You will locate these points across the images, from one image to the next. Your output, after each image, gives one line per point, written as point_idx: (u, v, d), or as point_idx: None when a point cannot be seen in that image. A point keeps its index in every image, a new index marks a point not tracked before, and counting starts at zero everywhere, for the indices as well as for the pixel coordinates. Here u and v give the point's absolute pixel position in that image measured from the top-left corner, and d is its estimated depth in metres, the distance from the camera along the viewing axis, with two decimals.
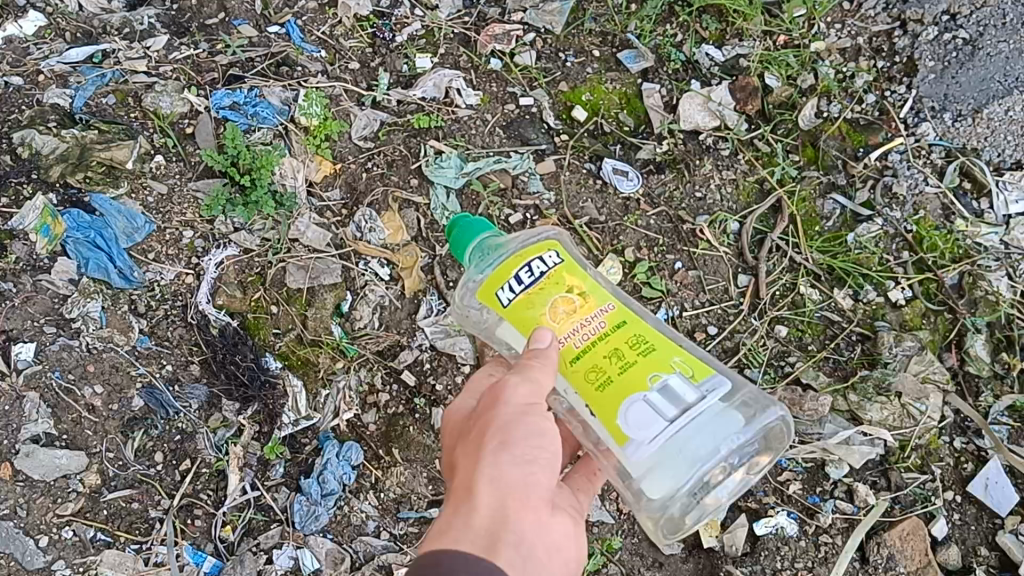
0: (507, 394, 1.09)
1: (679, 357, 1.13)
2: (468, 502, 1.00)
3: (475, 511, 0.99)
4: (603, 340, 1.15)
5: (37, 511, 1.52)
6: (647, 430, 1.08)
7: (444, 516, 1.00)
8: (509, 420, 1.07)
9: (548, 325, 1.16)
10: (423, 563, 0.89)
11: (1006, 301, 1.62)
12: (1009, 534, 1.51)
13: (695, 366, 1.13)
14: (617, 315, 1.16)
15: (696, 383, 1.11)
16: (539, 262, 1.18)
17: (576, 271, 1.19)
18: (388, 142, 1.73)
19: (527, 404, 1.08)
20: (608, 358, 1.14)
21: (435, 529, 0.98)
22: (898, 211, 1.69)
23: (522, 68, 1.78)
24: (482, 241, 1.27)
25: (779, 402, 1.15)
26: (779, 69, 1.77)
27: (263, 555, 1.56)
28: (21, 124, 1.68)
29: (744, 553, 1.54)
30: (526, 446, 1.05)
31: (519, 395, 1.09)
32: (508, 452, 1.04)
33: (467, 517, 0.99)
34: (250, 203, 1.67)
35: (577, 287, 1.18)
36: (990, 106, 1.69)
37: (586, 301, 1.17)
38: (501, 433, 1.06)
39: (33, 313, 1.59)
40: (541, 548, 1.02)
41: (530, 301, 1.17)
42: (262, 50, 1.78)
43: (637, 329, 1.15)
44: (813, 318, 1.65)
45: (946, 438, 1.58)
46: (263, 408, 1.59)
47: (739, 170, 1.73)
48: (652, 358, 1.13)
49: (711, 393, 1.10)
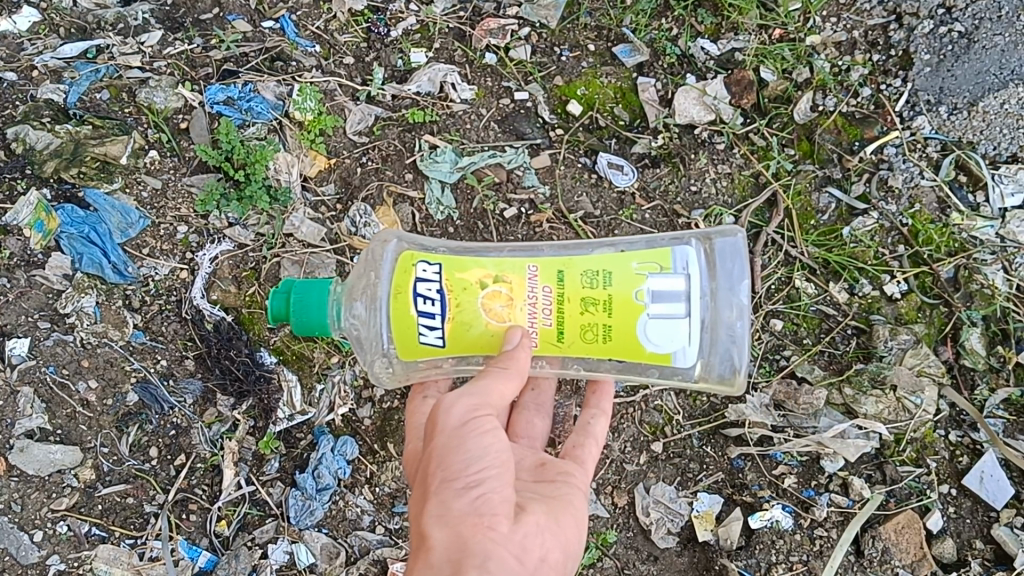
0: (443, 417, 1.07)
1: (633, 262, 1.13)
2: (427, 540, 1.02)
3: (433, 549, 1.01)
4: (563, 300, 1.13)
5: (31, 506, 1.52)
6: (677, 337, 1.12)
7: (411, 559, 1.04)
8: (449, 444, 1.06)
9: (500, 327, 1.14)
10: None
11: (1001, 294, 1.62)
12: (1004, 527, 1.52)
13: (653, 258, 1.14)
14: (549, 273, 1.14)
15: (669, 270, 1.13)
16: (425, 284, 1.14)
17: (464, 263, 1.15)
18: (383, 137, 1.73)
19: (466, 421, 1.06)
20: (587, 312, 1.13)
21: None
22: (894, 204, 1.69)
23: (517, 63, 1.78)
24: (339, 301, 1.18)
25: (731, 233, 1.22)
26: (775, 63, 1.76)
27: (257, 550, 1.56)
28: (16, 120, 1.67)
29: (739, 546, 1.54)
30: (471, 469, 1.04)
31: (455, 417, 1.07)
32: (452, 480, 1.04)
33: (428, 557, 1.01)
34: (244, 198, 1.66)
35: (487, 277, 1.14)
36: (986, 99, 1.69)
37: (511, 282, 1.14)
38: (443, 462, 1.05)
39: (27, 309, 1.58)
40: (515, 557, 1.03)
41: (462, 316, 1.14)
42: (257, 45, 1.78)
43: (579, 266, 1.14)
44: (808, 312, 1.65)
45: (941, 431, 1.58)
46: (257, 403, 1.59)
47: (734, 164, 1.73)
48: (618, 285, 1.13)
49: (687, 267, 1.13)
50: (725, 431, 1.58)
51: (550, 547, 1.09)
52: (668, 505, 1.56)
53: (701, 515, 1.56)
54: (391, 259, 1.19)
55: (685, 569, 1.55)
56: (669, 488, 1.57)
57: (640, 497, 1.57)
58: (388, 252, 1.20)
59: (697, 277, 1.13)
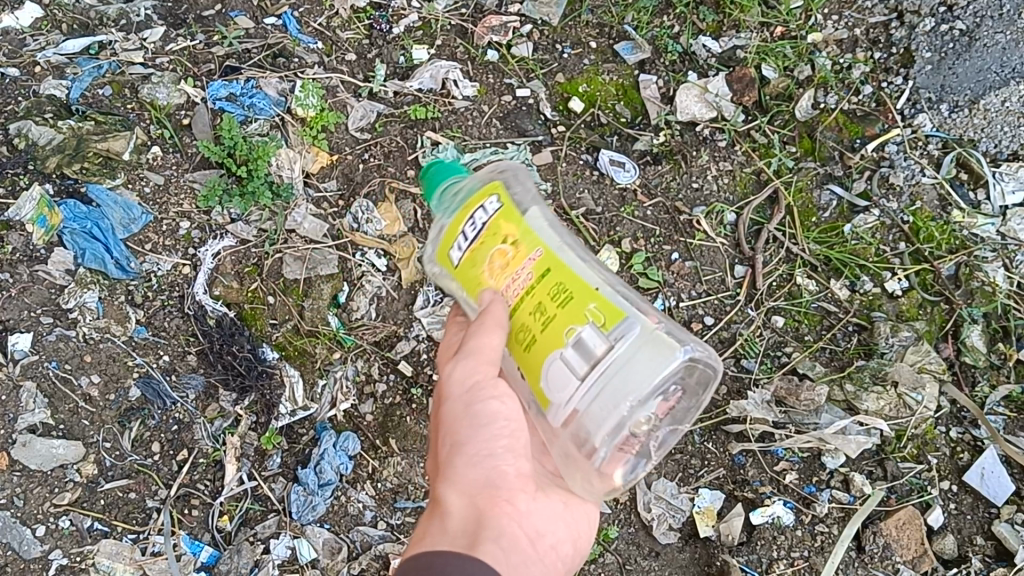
0: (449, 384, 1.11)
1: (594, 302, 1.03)
2: (444, 509, 1.06)
3: (449, 517, 1.05)
4: (528, 295, 1.08)
5: (34, 501, 1.53)
6: (563, 392, 1.03)
7: (423, 524, 1.07)
8: (459, 412, 1.10)
9: (487, 280, 1.12)
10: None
11: (1002, 292, 1.63)
12: (1004, 524, 1.52)
13: (609, 312, 1.02)
14: (541, 266, 1.07)
15: (608, 332, 1.01)
16: (480, 209, 1.12)
17: (514, 215, 1.10)
18: (385, 134, 1.73)
19: (472, 386, 1.10)
20: (532, 314, 1.07)
21: (417, 541, 1.04)
22: (895, 202, 1.69)
23: (519, 60, 1.79)
24: (446, 189, 1.18)
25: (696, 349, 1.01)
26: (776, 60, 1.76)
27: (259, 545, 1.55)
28: (19, 116, 1.69)
29: (741, 542, 1.55)
30: (481, 440, 1.08)
31: (460, 382, 1.10)
32: (465, 450, 1.08)
33: (444, 523, 1.05)
34: (246, 194, 1.67)
35: (510, 236, 1.10)
36: (987, 97, 1.69)
37: (518, 252, 1.09)
38: (454, 432, 1.09)
39: (30, 304, 1.59)
40: (525, 533, 1.06)
41: (475, 256, 1.12)
42: (259, 42, 1.78)
43: (561, 276, 1.06)
44: (809, 309, 1.65)
45: (942, 428, 1.58)
46: (260, 398, 1.59)
47: (736, 161, 1.73)
48: (570, 307, 1.04)
49: (620, 341, 1.00)
50: (727, 427, 1.58)
51: (561, 536, 1.12)
52: (670, 501, 1.56)
53: (702, 511, 1.56)
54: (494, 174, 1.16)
55: (687, 565, 1.55)
56: (670, 484, 1.57)
57: (641, 493, 1.57)
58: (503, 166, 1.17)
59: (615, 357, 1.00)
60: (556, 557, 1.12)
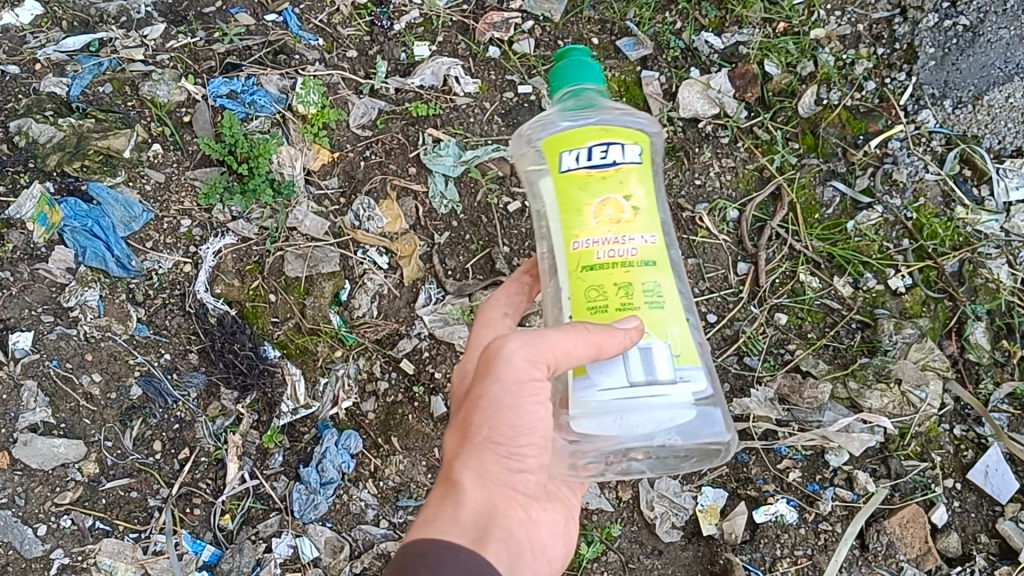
0: (500, 370, 1.03)
1: (679, 328, 1.07)
2: (459, 495, 1.04)
3: (462, 506, 1.03)
4: (624, 265, 1.07)
5: (36, 500, 1.53)
6: (607, 378, 1.04)
7: (433, 502, 1.04)
8: (503, 401, 1.04)
9: (587, 217, 1.08)
10: (406, 554, 0.94)
11: (1006, 288, 1.62)
12: (1009, 521, 1.51)
13: (686, 348, 1.07)
14: (651, 251, 1.08)
15: (678, 367, 1.06)
16: (620, 149, 1.09)
17: (644, 179, 1.10)
18: (386, 131, 1.72)
19: (525, 379, 1.03)
20: (617, 287, 1.07)
21: (423, 520, 1.01)
22: (898, 198, 1.68)
23: (521, 56, 1.78)
24: (584, 94, 1.15)
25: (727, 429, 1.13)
26: (779, 56, 1.76)
27: (262, 543, 1.55)
28: (19, 113, 1.69)
29: (744, 540, 1.54)
30: (515, 440, 1.06)
31: (515, 369, 1.03)
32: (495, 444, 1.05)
33: (455, 510, 1.03)
34: (248, 191, 1.66)
35: (635, 201, 1.09)
36: (991, 93, 1.68)
37: (632, 221, 1.08)
38: (492, 421, 1.04)
39: (31, 302, 1.59)
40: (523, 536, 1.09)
41: (590, 187, 1.09)
42: (260, 39, 1.78)
43: (660, 275, 1.08)
44: (813, 306, 1.64)
45: (946, 425, 1.57)
46: (262, 397, 1.58)
47: (739, 158, 1.72)
48: (657, 309, 1.07)
49: (682, 380, 1.06)
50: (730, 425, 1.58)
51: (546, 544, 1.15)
52: (673, 498, 1.55)
53: (705, 508, 1.55)
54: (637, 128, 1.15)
55: (691, 563, 1.55)
56: (673, 482, 1.56)
57: (645, 491, 1.56)
58: (644, 121, 1.16)
59: (669, 391, 1.05)
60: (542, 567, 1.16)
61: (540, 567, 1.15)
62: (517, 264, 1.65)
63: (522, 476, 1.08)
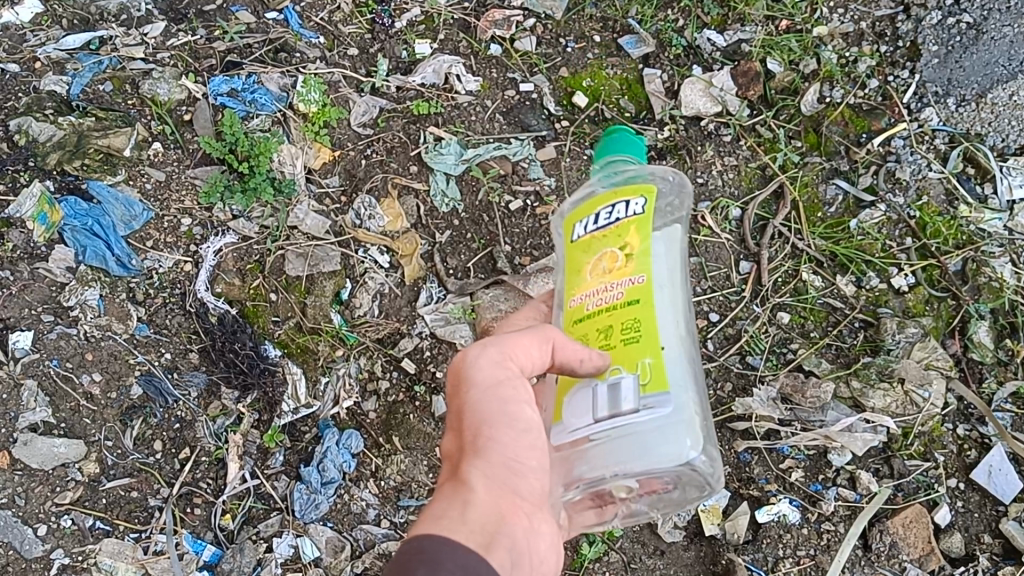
0: (472, 371, 1.04)
1: (653, 359, 1.02)
2: (464, 495, 0.98)
3: (467, 506, 0.97)
4: (608, 312, 1.07)
5: (36, 500, 1.52)
6: (577, 420, 1.05)
7: (437, 507, 0.98)
8: (487, 402, 1.03)
9: (585, 274, 1.11)
10: (407, 550, 0.87)
11: (1010, 287, 1.61)
12: (1013, 522, 1.50)
13: (657, 376, 1.02)
14: (636, 293, 1.06)
15: (642, 394, 1.01)
16: (624, 206, 1.10)
17: (646, 229, 1.08)
18: (388, 129, 1.72)
19: (498, 383, 1.04)
20: (599, 333, 1.07)
21: (428, 518, 0.95)
22: (901, 196, 1.67)
23: (522, 54, 1.78)
24: (612, 160, 1.16)
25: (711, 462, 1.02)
26: (782, 54, 1.75)
27: (262, 544, 1.54)
28: (18, 111, 1.68)
29: (746, 540, 1.54)
30: (511, 439, 1.02)
31: (486, 371, 1.04)
32: (489, 443, 1.01)
33: (461, 510, 0.96)
34: (249, 190, 1.66)
35: (629, 249, 1.08)
36: (995, 90, 1.67)
37: (624, 267, 1.07)
38: (479, 420, 1.02)
39: (31, 302, 1.59)
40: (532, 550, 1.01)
41: (591, 246, 1.11)
42: (261, 37, 1.78)
43: (642, 313, 1.05)
44: (815, 305, 1.63)
45: (949, 425, 1.57)
46: (262, 396, 1.58)
47: (741, 156, 1.72)
48: (634, 346, 1.04)
49: (646, 409, 1.01)
50: (732, 425, 1.58)
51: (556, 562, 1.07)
52: None
53: (707, 509, 1.54)
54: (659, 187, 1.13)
55: (692, 564, 1.54)
56: None
57: None
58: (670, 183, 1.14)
59: (630, 421, 1.01)
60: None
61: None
62: (518, 263, 1.65)
63: (525, 481, 1.03)
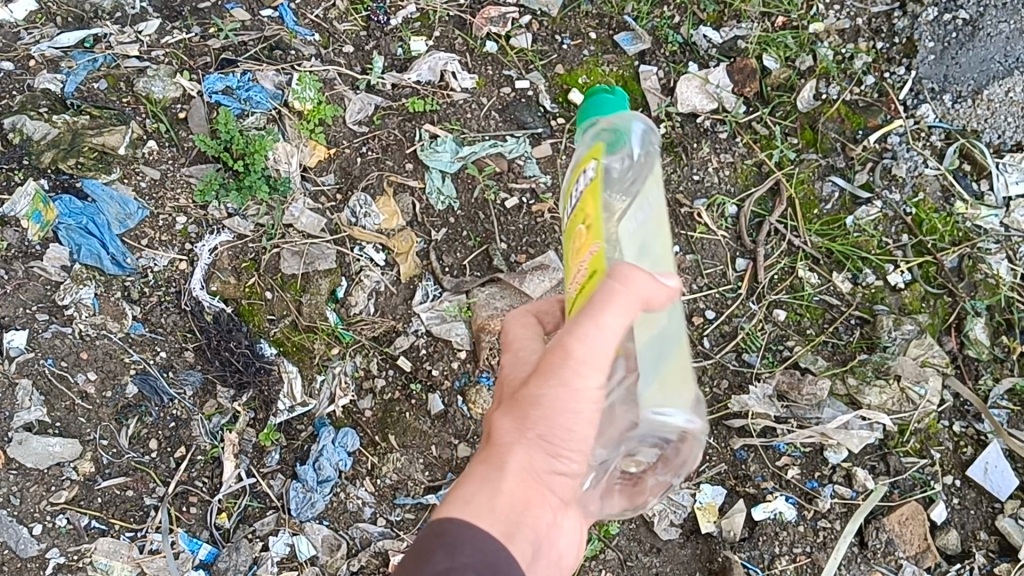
0: (571, 362, 0.90)
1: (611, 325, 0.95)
2: (498, 480, 0.94)
3: (500, 494, 0.93)
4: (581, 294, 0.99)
5: (30, 499, 1.52)
6: None
7: (468, 483, 0.94)
8: (565, 402, 0.92)
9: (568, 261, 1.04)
10: (432, 531, 0.86)
11: (1006, 284, 1.61)
12: (1009, 518, 1.50)
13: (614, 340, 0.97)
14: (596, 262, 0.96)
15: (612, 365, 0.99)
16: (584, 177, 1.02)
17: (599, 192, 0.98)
18: (383, 127, 1.71)
19: (587, 384, 0.91)
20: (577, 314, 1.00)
21: (457, 496, 0.92)
22: (897, 193, 1.67)
23: (518, 51, 1.77)
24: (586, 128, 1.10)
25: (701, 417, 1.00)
26: (778, 51, 1.75)
27: (258, 542, 1.53)
28: (12, 109, 1.67)
29: (743, 538, 1.53)
30: (568, 444, 0.94)
31: (586, 370, 0.91)
32: (547, 443, 0.94)
33: (492, 496, 0.93)
34: (243, 188, 1.65)
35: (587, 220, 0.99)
36: (991, 87, 1.68)
37: (585, 240, 0.99)
38: (558, 421, 0.93)
39: (25, 301, 1.58)
40: (549, 545, 0.99)
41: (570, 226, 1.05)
42: (255, 34, 1.77)
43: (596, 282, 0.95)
44: (811, 302, 1.63)
45: (946, 422, 1.57)
46: (258, 395, 1.57)
47: (737, 153, 1.72)
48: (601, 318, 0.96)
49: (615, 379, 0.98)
50: (729, 422, 1.57)
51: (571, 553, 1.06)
52: (671, 496, 1.54)
53: (704, 506, 1.54)
54: (627, 136, 1.05)
55: (689, 561, 1.54)
56: None
57: None
58: (628, 135, 1.05)
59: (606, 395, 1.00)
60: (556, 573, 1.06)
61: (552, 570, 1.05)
62: (514, 261, 1.65)
63: (561, 482, 0.97)
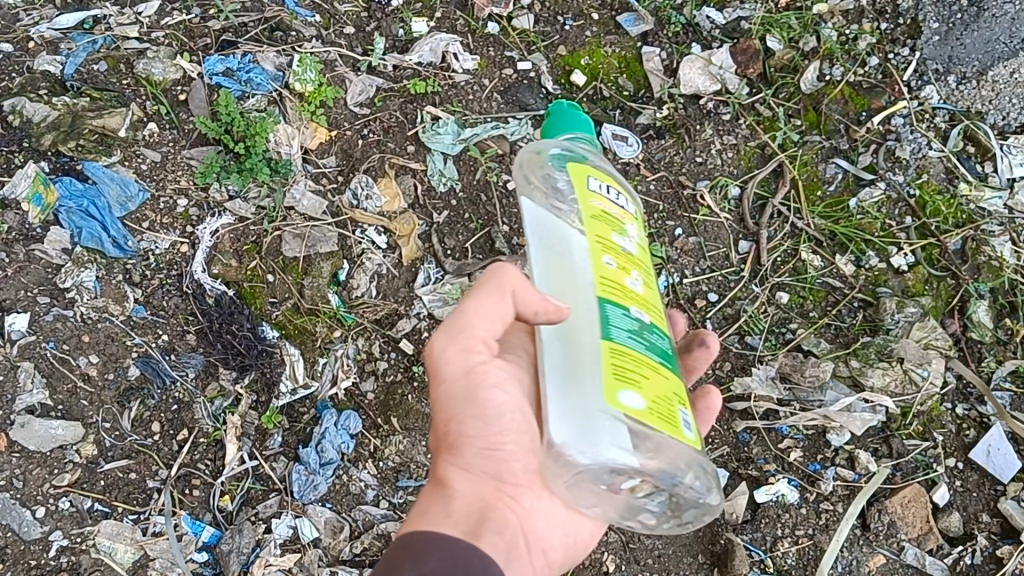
0: (440, 367, 1.02)
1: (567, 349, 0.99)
2: (444, 495, 1.03)
3: (453, 499, 1.02)
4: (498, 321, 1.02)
5: (33, 482, 1.51)
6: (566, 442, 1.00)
7: (422, 503, 1.04)
8: (458, 395, 1.02)
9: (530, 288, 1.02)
10: (399, 545, 0.95)
11: (1009, 267, 1.60)
12: (1011, 501, 1.50)
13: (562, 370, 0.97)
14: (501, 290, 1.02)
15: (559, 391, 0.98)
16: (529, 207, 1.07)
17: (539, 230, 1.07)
18: (385, 109, 1.71)
19: (468, 372, 1.02)
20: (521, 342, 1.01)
21: (415, 516, 1.02)
22: (901, 175, 1.66)
23: (520, 32, 1.77)
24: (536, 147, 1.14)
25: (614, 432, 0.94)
26: (781, 32, 1.74)
27: (261, 525, 1.53)
28: (12, 91, 1.67)
29: (745, 520, 1.53)
30: (485, 434, 1.02)
31: (455, 364, 1.02)
32: (460, 436, 1.03)
33: (446, 505, 1.02)
34: (245, 170, 1.65)
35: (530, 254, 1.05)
36: (996, 68, 1.67)
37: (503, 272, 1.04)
38: (456, 415, 1.03)
39: (27, 283, 1.58)
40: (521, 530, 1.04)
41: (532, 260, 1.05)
42: (256, 15, 1.77)
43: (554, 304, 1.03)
44: (814, 285, 1.63)
45: (948, 405, 1.57)
46: (260, 377, 1.57)
47: (740, 135, 1.70)
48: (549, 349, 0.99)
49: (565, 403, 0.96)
50: (731, 405, 1.57)
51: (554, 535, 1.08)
52: None
53: None
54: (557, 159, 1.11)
55: (691, 543, 1.52)
56: None
57: None
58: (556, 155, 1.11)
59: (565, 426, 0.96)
60: (550, 559, 1.09)
61: (544, 558, 1.07)
62: (517, 244, 1.64)
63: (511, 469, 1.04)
